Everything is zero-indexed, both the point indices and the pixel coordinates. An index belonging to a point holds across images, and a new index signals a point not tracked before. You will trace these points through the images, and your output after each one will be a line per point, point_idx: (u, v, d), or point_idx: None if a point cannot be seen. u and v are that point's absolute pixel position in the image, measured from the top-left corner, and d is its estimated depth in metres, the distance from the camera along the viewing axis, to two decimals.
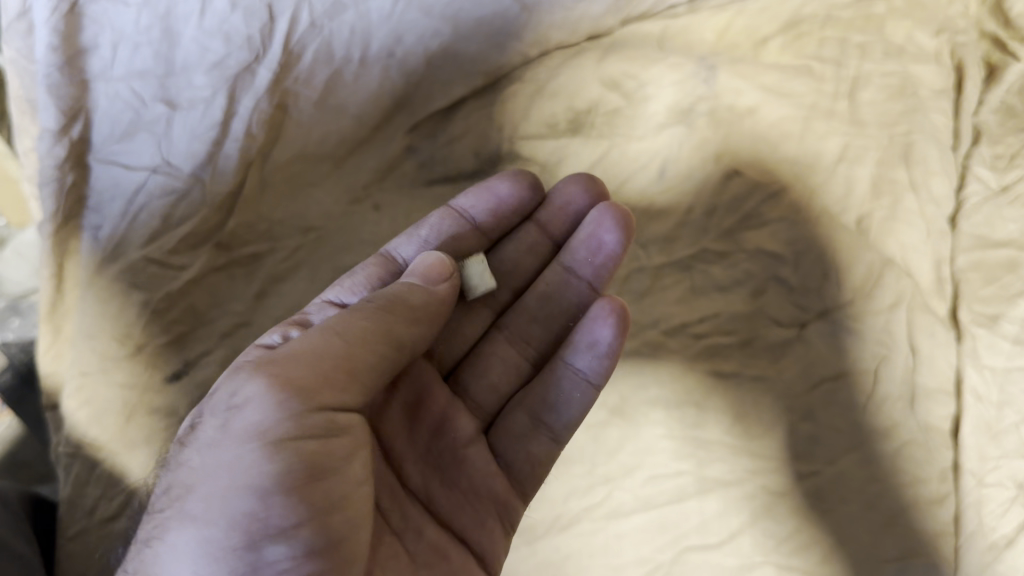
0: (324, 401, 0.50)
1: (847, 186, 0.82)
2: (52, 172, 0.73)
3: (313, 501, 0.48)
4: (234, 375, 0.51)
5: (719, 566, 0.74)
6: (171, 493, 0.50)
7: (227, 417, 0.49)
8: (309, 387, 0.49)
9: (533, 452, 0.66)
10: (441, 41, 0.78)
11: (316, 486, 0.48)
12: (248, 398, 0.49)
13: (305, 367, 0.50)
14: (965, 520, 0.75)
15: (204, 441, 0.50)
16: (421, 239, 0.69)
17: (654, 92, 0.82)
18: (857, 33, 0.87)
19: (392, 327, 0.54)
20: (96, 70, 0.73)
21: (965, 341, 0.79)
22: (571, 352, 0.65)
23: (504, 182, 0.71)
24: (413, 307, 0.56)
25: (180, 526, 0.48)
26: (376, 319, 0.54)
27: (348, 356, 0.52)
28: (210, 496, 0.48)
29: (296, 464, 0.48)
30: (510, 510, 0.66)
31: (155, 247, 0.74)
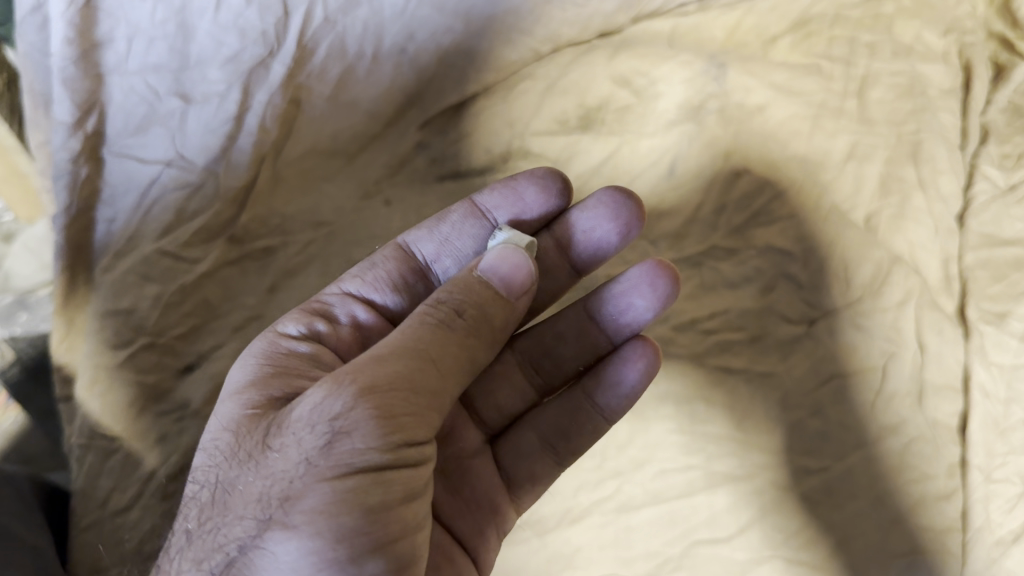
0: (420, 435, 0.48)
1: (855, 184, 0.82)
2: (66, 165, 0.74)
3: (401, 523, 0.48)
4: (329, 389, 0.47)
5: (730, 560, 0.75)
6: (260, 506, 0.47)
7: (331, 440, 0.46)
8: (409, 412, 0.48)
9: (536, 471, 0.67)
10: (454, 37, 0.79)
11: (407, 511, 0.48)
12: (356, 422, 0.46)
13: (407, 398, 0.47)
14: (973, 516, 0.75)
15: (297, 454, 0.47)
16: (442, 237, 0.66)
17: (665, 89, 0.83)
18: (865, 33, 0.88)
19: (472, 351, 0.52)
20: (112, 64, 0.74)
21: (973, 338, 0.79)
22: (595, 388, 0.66)
23: (534, 186, 0.67)
24: (493, 325, 0.53)
25: (285, 552, 0.45)
26: (461, 343, 0.51)
27: (438, 382, 0.49)
28: (317, 520, 0.45)
29: (393, 490, 0.47)
30: (504, 523, 0.66)
31: (169, 240, 0.75)
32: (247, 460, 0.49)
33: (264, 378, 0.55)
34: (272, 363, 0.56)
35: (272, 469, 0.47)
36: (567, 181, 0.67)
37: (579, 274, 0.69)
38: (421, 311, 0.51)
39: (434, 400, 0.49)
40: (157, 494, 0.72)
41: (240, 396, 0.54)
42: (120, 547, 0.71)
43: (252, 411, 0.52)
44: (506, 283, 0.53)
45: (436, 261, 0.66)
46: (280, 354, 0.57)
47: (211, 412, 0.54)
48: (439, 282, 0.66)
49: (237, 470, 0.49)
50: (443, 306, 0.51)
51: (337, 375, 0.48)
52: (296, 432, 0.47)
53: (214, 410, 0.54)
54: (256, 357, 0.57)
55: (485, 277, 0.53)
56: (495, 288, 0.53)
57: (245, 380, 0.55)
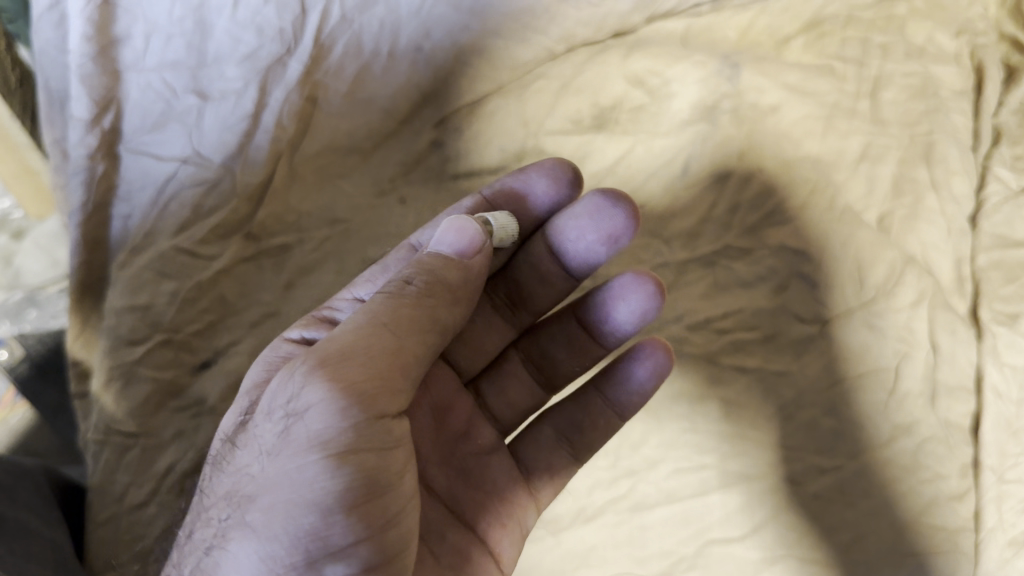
0: (381, 409, 0.48)
1: (869, 185, 0.82)
2: (83, 161, 0.75)
3: (368, 515, 0.47)
4: (286, 375, 0.49)
5: (744, 559, 0.76)
6: (230, 503, 0.49)
7: (286, 425, 0.47)
8: (362, 385, 0.47)
9: (552, 463, 0.69)
10: (469, 35, 0.78)
11: (374, 503, 0.47)
12: (306, 404, 0.47)
13: (358, 367, 0.47)
14: (984, 517, 0.77)
15: (261, 445, 0.48)
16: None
17: (678, 89, 0.83)
18: (878, 33, 0.88)
19: (432, 314, 0.52)
20: (129, 60, 0.74)
21: (986, 339, 0.79)
22: (606, 382, 0.69)
23: (545, 179, 0.68)
24: (449, 284, 0.53)
25: (243, 547, 0.46)
26: (420, 307, 0.51)
27: (395, 348, 0.49)
28: (270, 512, 0.46)
29: (354, 479, 0.46)
30: (524, 518, 0.68)
31: (186, 236, 0.76)
32: (229, 461, 0.51)
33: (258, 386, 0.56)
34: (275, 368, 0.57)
35: (243, 465, 0.49)
36: (578, 172, 0.69)
37: (576, 279, 0.70)
38: (379, 292, 0.53)
39: (392, 364, 0.49)
40: (174, 490, 0.74)
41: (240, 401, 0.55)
42: (137, 542, 0.73)
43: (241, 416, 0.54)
44: (457, 248, 0.55)
45: None
46: (281, 362, 0.57)
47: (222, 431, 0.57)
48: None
49: (220, 472, 0.52)
50: (401, 278, 0.53)
51: (297, 360, 0.50)
52: (262, 424, 0.49)
53: (227, 409, 0.56)
54: (264, 362, 0.58)
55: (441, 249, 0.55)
56: (450, 256, 0.54)
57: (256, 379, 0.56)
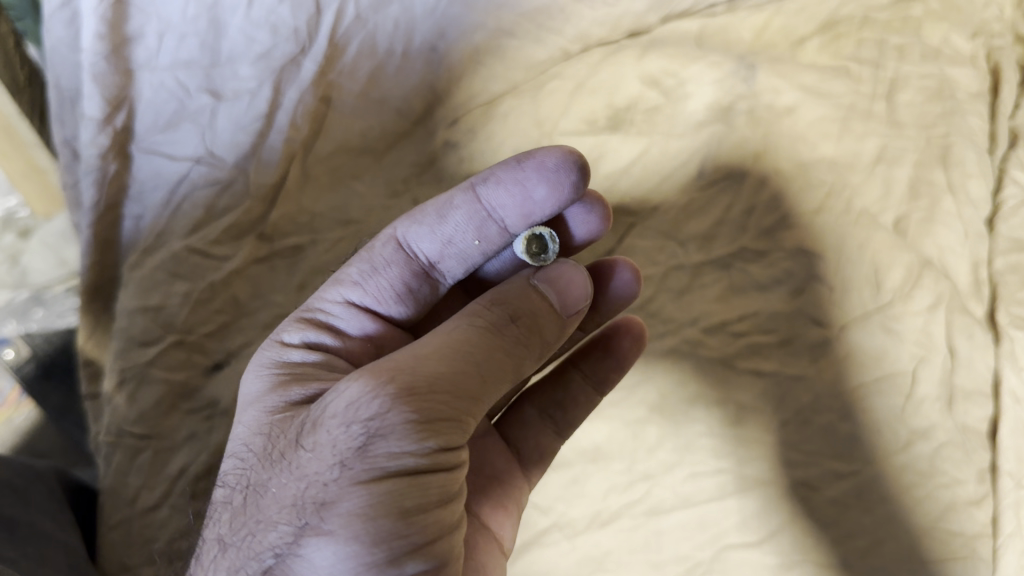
0: (458, 439, 0.46)
1: (885, 187, 0.81)
2: (94, 160, 0.76)
3: (438, 526, 0.46)
4: (366, 388, 0.45)
5: (760, 564, 0.75)
6: (296, 511, 0.46)
7: (366, 441, 0.44)
8: (447, 412, 0.46)
9: (541, 441, 0.68)
10: (485, 35, 0.79)
11: (445, 515, 0.47)
12: (392, 425, 0.44)
13: (445, 399, 0.46)
14: (1003, 522, 0.75)
15: (330, 456, 0.45)
16: (446, 237, 0.60)
17: (694, 89, 0.82)
18: (894, 35, 0.88)
19: (521, 356, 0.50)
20: (142, 60, 0.75)
21: (1003, 343, 0.79)
22: (586, 361, 0.69)
23: (544, 183, 0.58)
24: (543, 328, 0.52)
25: (321, 558, 0.44)
26: (512, 351, 0.50)
27: (484, 387, 0.48)
28: (353, 524, 0.44)
29: (430, 495, 0.45)
30: (521, 498, 0.67)
31: (198, 237, 0.76)
32: (279, 461, 0.48)
33: (281, 387, 0.54)
34: (288, 375, 0.55)
35: (306, 472, 0.46)
36: (584, 171, 0.57)
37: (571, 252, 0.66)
38: (473, 317, 0.50)
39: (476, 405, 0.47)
40: (186, 493, 0.73)
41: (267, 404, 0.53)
42: (150, 545, 0.72)
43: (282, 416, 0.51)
44: (560, 297, 0.53)
45: (441, 262, 0.61)
46: (293, 366, 0.56)
47: (250, 419, 0.53)
48: (444, 280, 0.61)
49: (270, 473, 0.48)
50: (498, 310, 0.51)
51: (377, 373, 0.46)
52: (330, 432, 0.46)
53: (256, 408, 0.53)
54: (272, 370, 0.56)
55: (541, 287, 0.53)
56: (551, 301, 0.52)
57: (264, 393, 0.54)
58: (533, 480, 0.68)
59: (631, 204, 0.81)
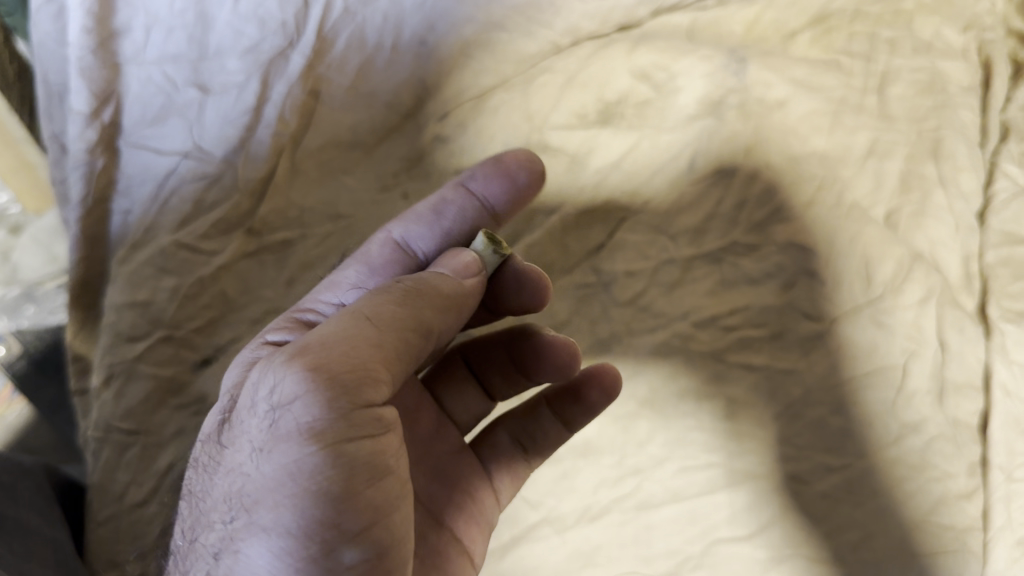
0: (369, 400, 0.46)
1: (877, 180, 0.81)
2: (82, 156, 0.76)
3: (372, 508, 0.46)
4: (266, 369, 0.47)
5: (752, 558, 0.75)
6: (229, 505, 0.47)
7: (274, 419, 0.46)
8: (353, 372, 0.45)
9: (513, 467, 0.69)
10: (475, 28, 0.79)
11: (376, 489, 0.46)
12: (293, 395, 0.45)
13: (348, 356, 0.45)
14: (994, 516, 0.75)
15: (249, 445, 0.47)
16: (443, 230, 0.63)
17: (684, 83, 0.82)
18: (885, 29, 0.88)
19: (425, 309, 0.50)
20: (129, 53, 0.75)
21: (993, 336, 0.79)
22: (555, 400, 0.69)
23: (522, 172, 0.64)
24: (442, 290, 0.51)
25: (255, 546, 0.45)
26: (415, 304, 0.49)
27: (382, 338, 0.47)
28: (278, 508, 0.45)
29: (355, 467, 0.45)
30: (491, 517, 0.68)
31: (186, 232, 0.76)
32: (214, 463, 0.50)
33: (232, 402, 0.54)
34: (253, 364, 0.53)
35: (233, 465, 0.48)
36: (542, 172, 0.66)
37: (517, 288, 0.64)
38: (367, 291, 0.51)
39: (385, 361, 0.47)
40: (175, 489, 0.73)
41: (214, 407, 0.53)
42: (141, 540, 0.73)
43: (216, 416, 0.52)
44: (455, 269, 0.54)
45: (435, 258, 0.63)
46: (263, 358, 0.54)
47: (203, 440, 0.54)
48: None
49: (208, 475, 0.50)
50: (386, 274, 0.51)
51: (277, 352, 0.47)
52: (246, 423, 0.48)
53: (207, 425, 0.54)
54: (242, 364, 0.54)
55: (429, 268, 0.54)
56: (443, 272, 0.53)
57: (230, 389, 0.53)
58: (501, 502, 0.69)
59: (621, 198, 0.81)
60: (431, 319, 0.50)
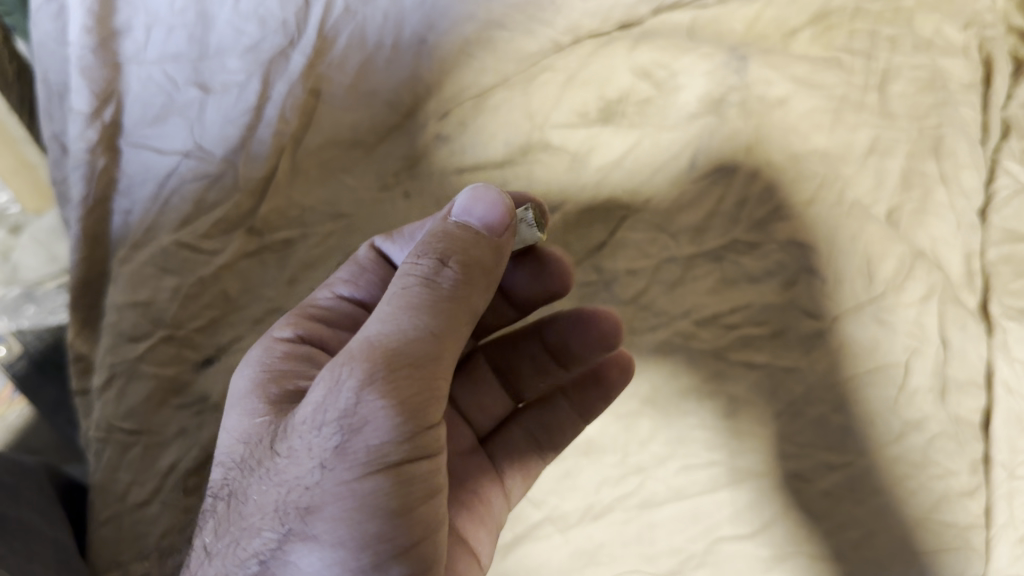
0: (433, 422, 0.46)
1: (878, 178, 0.81)
2: (83, 155, 0.76)
3: (424, 520, 0.47)
4: (331, 383, 0.45)
5: (753, 556, 0.75)
6: (281, 515, 0.46)
7: (341, 439, 0.45)
8: (420, 399, 0.45)
9: (524, 465, 0.69)
10: (475, 26, 0.79)
11: (431, 504, 0.47)
12: (366, 419, 0.44)
13: (412, 379, 0.45)
14: (995, 513, 0.75)
15: (308, 459, 0.46)
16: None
17: (685, 81, 0.82)
18: (886, 26, 0.88)
19: (470, 310, 0.49)
20: (129, 53, 0.76)
21: (995, 334, 0.78)
22: (574, 389, 0.69)
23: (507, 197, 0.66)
24: (487, 270, 0.50)
25: (309, 559, 0.46)
26: (463, 309, 0.48)
27: (442, 351, 0.47)
28: (340, 525, 0.45)
29: (415, 486, 0.46)
30: (498, 520, 0.67)
31: (187, 231, 0.76)
32: (259, 466, 0.49)
33: (258, 386, 0.54)
34: (269, 369, 0.55)
35: (286, 475, 0.47)
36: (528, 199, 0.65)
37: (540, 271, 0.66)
38: (412, 269, 0.48)
39: (439, 379, 0.47)
40: (178, 488, 0.73)
41: (244, 402, 0.53)
42: (142, 541, 0.73)
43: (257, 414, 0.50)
44: (485, 221, 0.51)
45: None
46: (276, 360, 0.56)
47: (225, 425, 0.53)
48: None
49: (250, 479, 0.49)
50: (428, 258, 0.48)
51: (339, 363, 0.45)
52: (304, 436, 0.46)
53: (232, 412, 0.53)
54: (255, 364, 0.56)
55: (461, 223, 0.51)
56: (477, 231, 0.50)
57: (247, 390, 0.54)
58: (511, 500, 0.69)
59: (623, 196, 0.80)
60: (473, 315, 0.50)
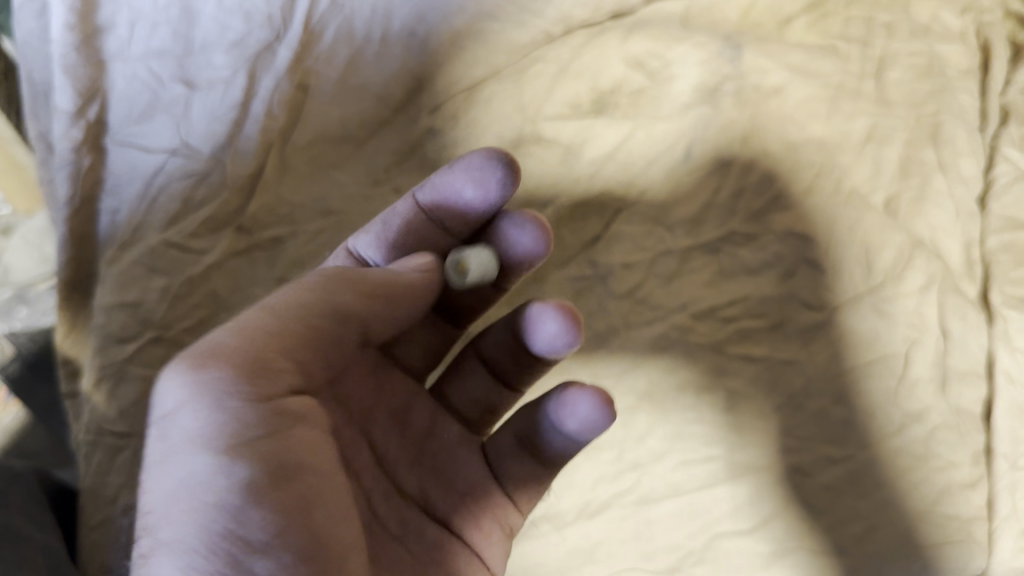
0: (265, 401, 0.47)
1: (875, 167, 0.80)
2: (68, 154, 0.74)
3: (291, 508, 0.46)
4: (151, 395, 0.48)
5: (753, 551, 0.75)
6: (142, 527, 0.46)
7: (163, 431, 0.46)
8: (237, 382, 0.46)
9: (520, 469, 0.62)
10: (465, 17, 0.77)
11: (292, 488, 0.46)
12: (180, 407, 0.46)
13: (230, 361, 0.46)
14: (998, 505, 0.75)
15: (156, 457, 0.47)
16: (390, 239, 0.65)
17: (679, 71, 0.81)
18: (883, 13, 0.86)
19: (326, 315, 0.51)
20: (113, 50, 0.73)
21: (996, 323, 0.78)
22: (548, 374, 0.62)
23: (471, 181, 0.61)
24: (360, 287, 0.53)
25: (156, 560, 0.44)
26: (320, 313, 0.51)
27: (279, 344, 0.49)
28: (184, 513, 0.45)
29: (268, 464, 0.46)
30: (506, 518, 0.62)
31: (175, 230, 0.75)
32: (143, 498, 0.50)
33: None
34: None
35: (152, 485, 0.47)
36: (515, 172, 0.60)
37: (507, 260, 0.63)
38: (263, 301, 0.52)
39: (274, 369, 0.48)
40: None
41: None
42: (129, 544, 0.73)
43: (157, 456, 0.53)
44: (409, 264, 0.57)
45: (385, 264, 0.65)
46: None
47: None
48: None
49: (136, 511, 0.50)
50: (298, 282, 0.53)
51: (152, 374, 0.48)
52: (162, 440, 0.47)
53: None
54: None
55: (382, 269, 0.55)
56: (383, 270, 0.55)
57: None
58: (519, 503, 0.63)
59: (617, 189, 0.79)
60: (343, 315, 0.52)
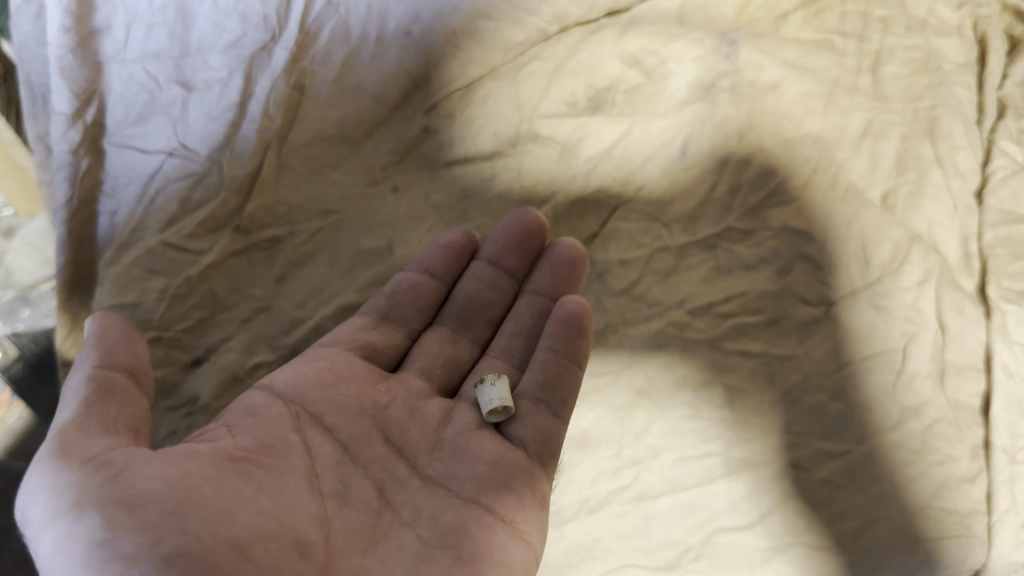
0: (91, 467, 0.48)
1: (872, 161, 0.80)
2: (67, 156, 0.75)
3: (156, 523, 0.45)
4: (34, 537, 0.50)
5: (751, 547, 0.72)
6: None
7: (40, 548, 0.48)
8: (53, 473, 0.48)
9: (541, 424, 0.60)
10: (459, 16, 0.78)
11: (146, 508, 0.46)
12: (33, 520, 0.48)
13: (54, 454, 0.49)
14: (997, 499, 0.73)
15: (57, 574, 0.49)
16: (387, 295, 0.69)
17: (676, 67, 0.81)
18: (878, 9, 0.88)
19: (110, 377, 0.53)
20: (110, 52, 0.76)
21: (994, 317, 0.77)
22: (552, 339, 0.64)
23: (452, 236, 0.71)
24: (105, 364, 0.53)
25: None
26: (103, 379, 0.52)
27: (75, 434, 0.50)
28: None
29: (106, 510, 0.46)
30: (535, 485, 0.57)
31: (173, 231, 0.75)
32: None
33: None
34: None
35: None
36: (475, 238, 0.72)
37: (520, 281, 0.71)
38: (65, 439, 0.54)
39: (85, 432, 0.50)
40: None
41: None
42: None
43: None
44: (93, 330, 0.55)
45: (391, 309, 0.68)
46: None
47: None
48: (399, 322, 0.68)
49: None
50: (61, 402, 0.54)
51: None
52: None
53: None
54: None
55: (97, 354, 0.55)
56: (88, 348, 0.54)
57: None
58: (541, 466, 0.58)
59: (613, 187, 0.80)
60: (130, 370, 0.54)
